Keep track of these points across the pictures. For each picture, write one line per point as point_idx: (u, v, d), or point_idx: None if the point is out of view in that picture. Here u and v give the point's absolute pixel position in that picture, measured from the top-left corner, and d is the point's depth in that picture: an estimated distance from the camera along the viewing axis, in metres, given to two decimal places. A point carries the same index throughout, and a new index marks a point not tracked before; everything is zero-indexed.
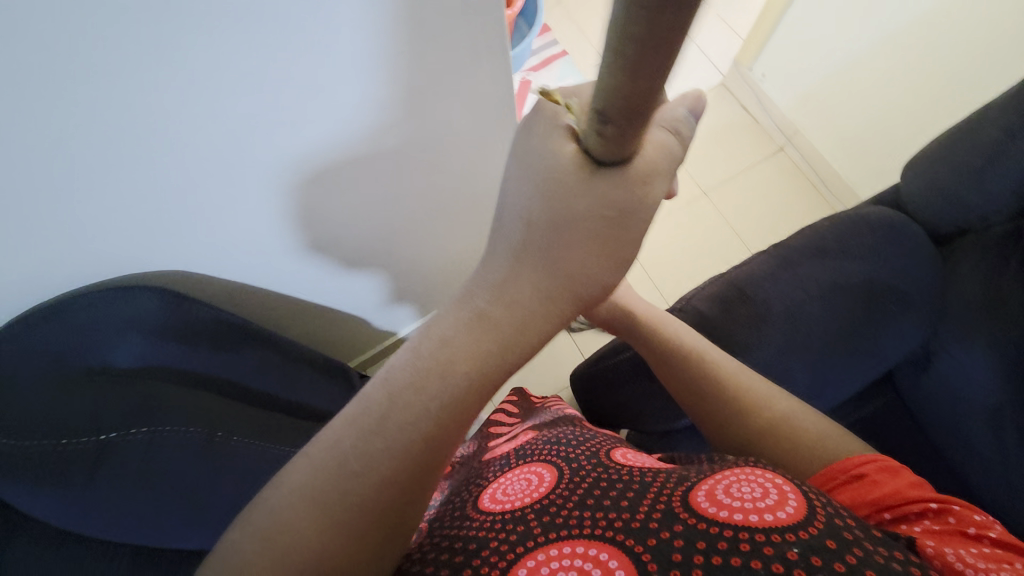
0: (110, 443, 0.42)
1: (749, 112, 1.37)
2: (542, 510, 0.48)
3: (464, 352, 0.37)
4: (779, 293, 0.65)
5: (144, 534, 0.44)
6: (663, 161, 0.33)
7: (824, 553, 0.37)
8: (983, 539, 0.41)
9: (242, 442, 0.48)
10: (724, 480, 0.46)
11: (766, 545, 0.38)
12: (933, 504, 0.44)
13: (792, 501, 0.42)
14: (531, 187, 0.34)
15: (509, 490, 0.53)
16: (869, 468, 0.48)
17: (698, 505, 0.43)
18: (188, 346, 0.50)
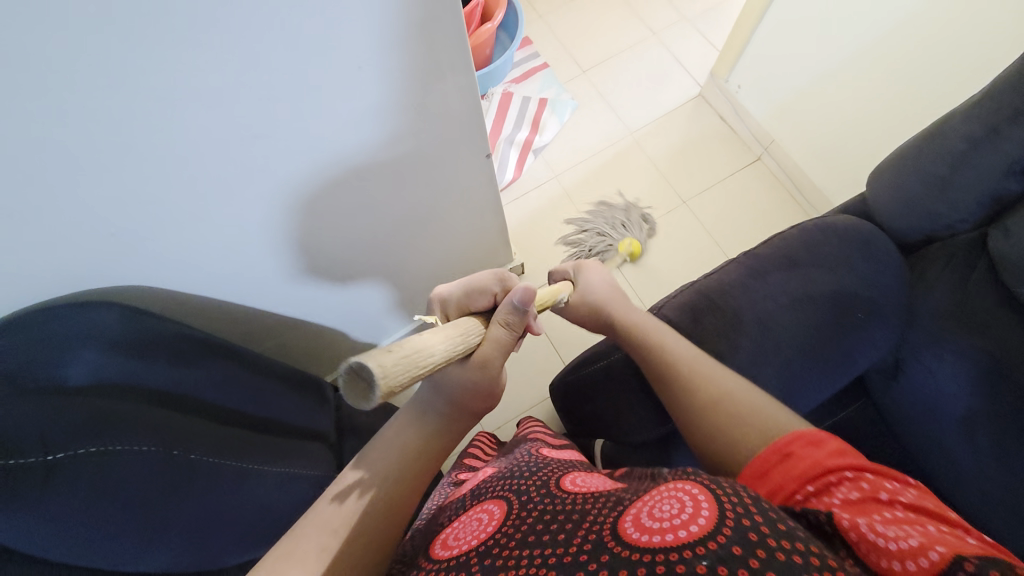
0: (58, 463, 0.40)
1: (727, 121, 1.39)
2: (485, 550, 0.49)
3: (413, 426, 0.53)
4: (748, 301, 0.66)
5: (98, 559, 0.43)
6: (494, 350, 0.49)
7: (732, 561, 0.38)
8: (896, 504, 0.44)
9: (202, 457, 0.49)
10: (648, 504, 0.48)
11: (679, 563, 0.39)
12: (850, 473, 0.47)
13: (705, 514, 0.43)
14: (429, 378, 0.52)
15: (460, 534, 0.54)
16: (795, 443, 0.51)
17: (624, 532, 0.44)
18: (145, 361, 0.50)
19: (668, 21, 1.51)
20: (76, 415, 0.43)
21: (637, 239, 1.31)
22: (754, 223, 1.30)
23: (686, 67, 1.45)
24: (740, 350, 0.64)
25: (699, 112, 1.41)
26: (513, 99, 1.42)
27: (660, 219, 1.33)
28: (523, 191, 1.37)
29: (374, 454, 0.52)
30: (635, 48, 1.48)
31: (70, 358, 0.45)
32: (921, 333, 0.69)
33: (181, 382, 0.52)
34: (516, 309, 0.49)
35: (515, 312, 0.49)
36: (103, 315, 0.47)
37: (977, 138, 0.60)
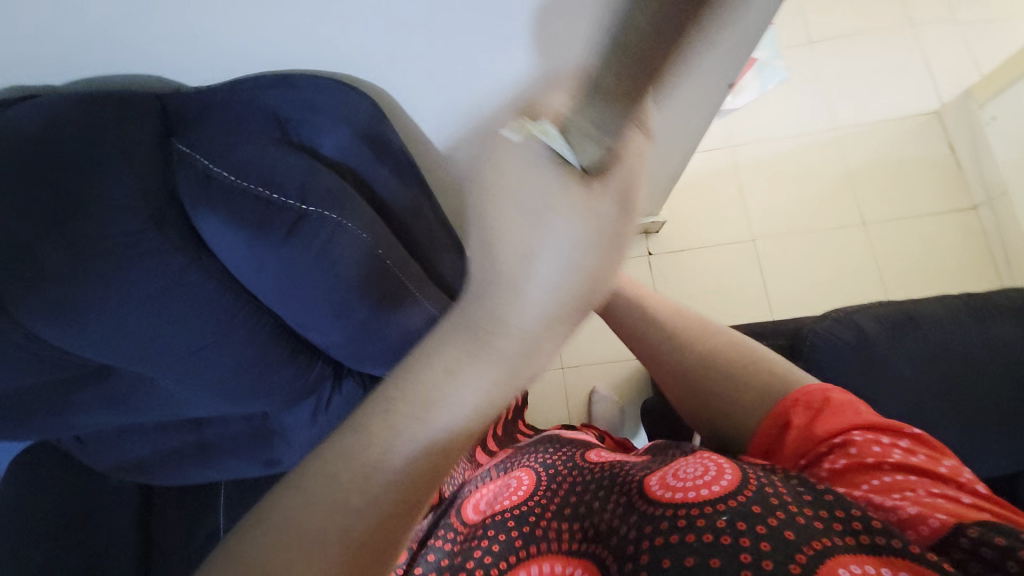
0: (307, 216, 0.44)
1: (955, 153, 1.18)
2: (521, 516, 0.51)
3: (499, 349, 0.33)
4: (961, 340, 0.58)
5: (299, 310, 0.48)
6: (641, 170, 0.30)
7: (751, 519, 0.40)
8: (884, 466, 0.43)
9: (393, 268, 0.50)
10: (676, 465, 0.48)
11: (699, 518, 0.41)
12: (840, 438, 0.46)
13: (728, 475, 0.44)
14: (528, 225, 0.31)
15: (490, 500, 0.56)
16: (793, 409, 0.49)
17: (652, 492, 0.46)
18: (377, 159, 0.51)
19: (935, 15, 1.27)
20: (326, 182, 0.45)
21: (791, 242, 1.21)
22: (932, 275, 1.14)
23: (932, 77, 1.23)
24: (925, 388, 0.57)
25: (925, 132, 1.21)
26: None
27: (826, 233, 1.20)
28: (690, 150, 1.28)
29: (415, 376, 0.34)
30: (880, 34, 1.27)
31: (326, 129, 0.48)
32: None
33: (393, 195, 0.53)
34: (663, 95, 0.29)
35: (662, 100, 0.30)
36: (358, 101, 0.48)
37: None
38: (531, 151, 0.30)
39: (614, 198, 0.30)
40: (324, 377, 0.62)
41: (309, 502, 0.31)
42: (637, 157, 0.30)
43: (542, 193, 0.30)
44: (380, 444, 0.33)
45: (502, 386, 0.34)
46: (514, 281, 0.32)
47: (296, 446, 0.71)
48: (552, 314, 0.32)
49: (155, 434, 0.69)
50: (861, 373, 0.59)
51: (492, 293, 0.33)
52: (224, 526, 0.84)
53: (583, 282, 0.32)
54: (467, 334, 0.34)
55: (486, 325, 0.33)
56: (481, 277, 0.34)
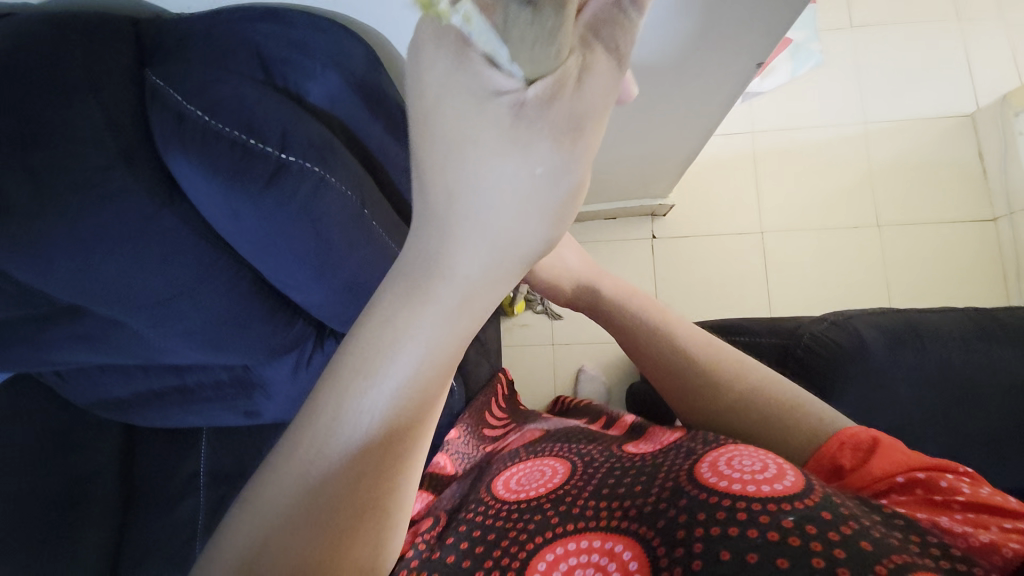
0: (287, 166, 0.41)
1: (983, 161, 1.13)
2: (557, 500, 0.54)
3: (437, 292, 0.31)
4: (960, 356, 0.57)
5: (277, 265, 0.46)
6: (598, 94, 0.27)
7: (820, 523, 0.39)
8: (952, 505, 0.42)
9: (378, 230, 0.47)
10: (726, 452, 0.48)
11: (762, 514, 0.41)
12: (902, 477, 0.45)
13: (790, 475, 0.43)
14: (455, 145, 0.28)
15: (522, 481, 0.59)
16: (841, 452, 0.47)
17: (702, 478, 0.47)
18: (369, 111, 0.47)
19: (986, 8, 1.18)
20: (309, 133, 0.42)
21: (799, 238, 1.17)
22: (939, 285, 1.11)
23: (973, 76, 1.16)
24: (915, 401, 0.56)
25: (956, 135, 1.15)
26: None
27: (837, 232, 1.16)
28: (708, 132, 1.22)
29: (353, 350, 0.33)
30: (923, 25, 1.19)
31: (315, 73, 0.44)
32: None
33: (384, 152, 0.50)
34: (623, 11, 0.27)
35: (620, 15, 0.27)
36: (351, 47, 0.45)
37: None
38: (447, 50, 0.26)
39: (564, 125, 0.27)
40: (305, 334, 0.61)
41: (312, 431, 0.32)
42: (599, 84, 0.27)
43: (474, 113, 0.27)
44: (344, 388, 0.33)
45: (450, 336, 0.32)
46: (456, 222, 0.30)
47: (275, 399, 0.70)
48: (501, 255, 0.31)
49: (135, 375, 0.69)
50: (855, 380, 0.57)
51: (425, 239, 0.31)
52: (205, 469, 0.86)
53: (533, 224, 0.30)
54: (403, 286, 0.32)
55: (431, 269, 0.31)
56: (425, 216, 0.31)
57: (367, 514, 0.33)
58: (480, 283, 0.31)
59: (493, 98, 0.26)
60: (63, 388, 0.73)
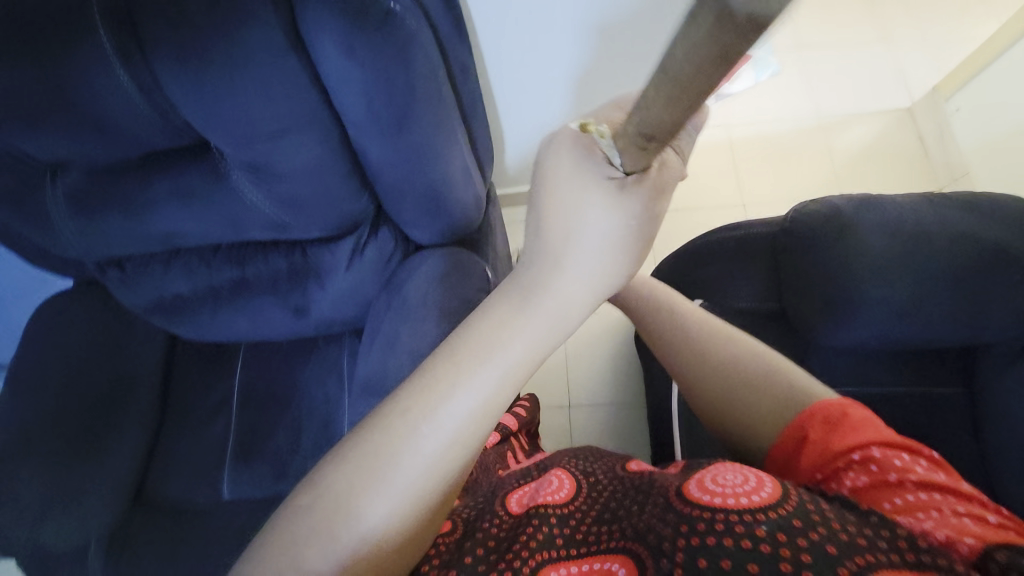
0: (392, 17, 0.52)
1: (922, 143, 1.33)
2: (563, 517, 0.52)
3: (539, 324, 0.42)
4: (920, 217, 0.68)
5: (368, 109, 0.57)
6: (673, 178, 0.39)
7: (790, 531, 0.41)
8: (908, 484, 0.46)
9: (443, 93, 0.61)
10: (714, 470, 0.49)
11: (738, 524, 0.42)
12: (859, 453, 0.48)
13: (768, 485, 0.45)
14: (574, 203, 0.38)
15: (533, 495, 0.56)
16: (811, 424, 0.51)
17: (690, 494, 0.47)
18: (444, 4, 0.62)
19: (907, 30, 1.45)
20: None
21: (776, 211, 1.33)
22: None
23: (905, 79, 1.40)
24: (884, 251, 0.67)
25: (898, 125, 1.36)
26: None
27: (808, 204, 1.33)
28: None
29: (456, 355, 0.43)
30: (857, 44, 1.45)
31: None
32: None
33: (450, 41, 0.64)
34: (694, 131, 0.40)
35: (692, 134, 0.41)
36: None
37: None
38: (585, 145, 0.38)
39: (648, 193, 0.37)
40: (366, 213, 0.72)
41: (431, 403, 0.42)
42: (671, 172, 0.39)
43: (554, 235, 0.40)
44: (461, 372, 0.42)
45: (542, 350, 0.43)
46: (565, 254, 0.40)
47: (329, 292, 0.78)
48: (592, 286, 0.41)
49: (199, 266, 0.76)
50: (832, 239, 0.69)
51: (534, 271, 0.41)
52: (238, 390, 0.89)
53: (618, 263, 0.40)
54: (516, 298, 0.42)
55: (533, 292, 0.42)
56: (530, 259, 0.42)
57: (457, 469, 0.43)
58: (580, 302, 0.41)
59: (607, 178, 0.37)
60: (121, 289, 0.79)
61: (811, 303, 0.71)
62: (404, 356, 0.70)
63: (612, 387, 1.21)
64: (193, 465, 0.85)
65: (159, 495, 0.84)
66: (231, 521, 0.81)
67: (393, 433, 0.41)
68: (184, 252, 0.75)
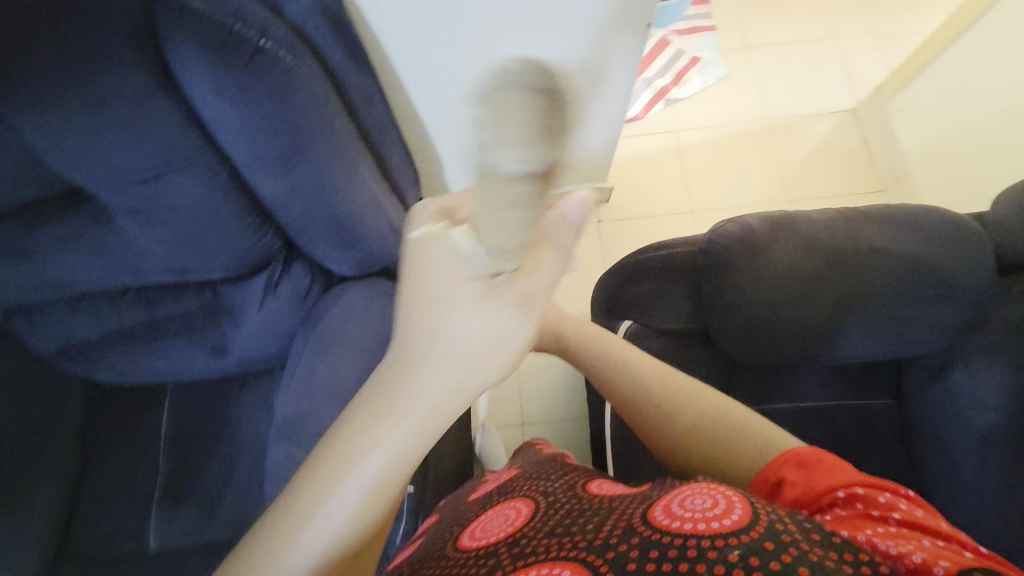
0: (260, 55, 0.50)
1: (868, 145, 1.34)
2: (514, 542, 0.54)
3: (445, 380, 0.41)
4: (832, 234, 0.67)
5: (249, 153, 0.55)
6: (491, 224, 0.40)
7: (763, 553, 0.42)
8: (888, 520, 0.47)
9: (336, 128, 0.59)
10: (682, 493, 0.51)
11: (711, 550, 0.43)
12: (841, 492, 0.51)
13: (739, 510, 0.47)
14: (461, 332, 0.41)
15: (488, 528, 0.59)
16: (787, 467, 0.55)
17: (655, 519, 0.49)
18: (333, 32, 0.59)
19: (851, 31, 1.45)
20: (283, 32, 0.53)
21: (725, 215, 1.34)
22: None
23: (848, 79, 1.40)
24: (797, 269, 0.66)
25: (841, 127, 1.37)
26: (667, 48, 1.45)
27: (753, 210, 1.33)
28: (637, 133, 1.41)
29: (360, 410, 0.42)
30: (802, 45, 1.45)
31: None
32: (983, 341, 0.67)
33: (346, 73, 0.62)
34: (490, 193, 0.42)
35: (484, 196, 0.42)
36: None
37: None
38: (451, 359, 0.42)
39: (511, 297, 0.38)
40: (274, 250, 0.69)
41: (340, 463, 0.40)
42: (533, 271, 0.37)
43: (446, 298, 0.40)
44: (366, 427, 0.41)
45: (445, 396, 0.41)
46: (447, 301, 0.40)
47: (246, 329, 0.76)
48: (491, 342, 0.40)
49: (108, 310, 0.73)
50: (748, 260, 0.68)
51: (422, 319, 0.41)
52: (166, 432, 0.86)
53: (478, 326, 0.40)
54: (413, 345, 0.41)
55: (432, 342, 0.41)
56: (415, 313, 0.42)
57: (379, 510, 0.42)
58: (477, 351, 0.40)
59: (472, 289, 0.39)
60: (29, 337, 0.76)
61: (732, 323, 0.70)
62: (323, 396, 0.69)
63: (566, 399, 1.21)
64: (118, 513, 0.82)
65: (84, 545, 0.81)
66: (159, 567, 0.79)
67: (305, 488, 0.41)
68: (86, 297, 0.72)
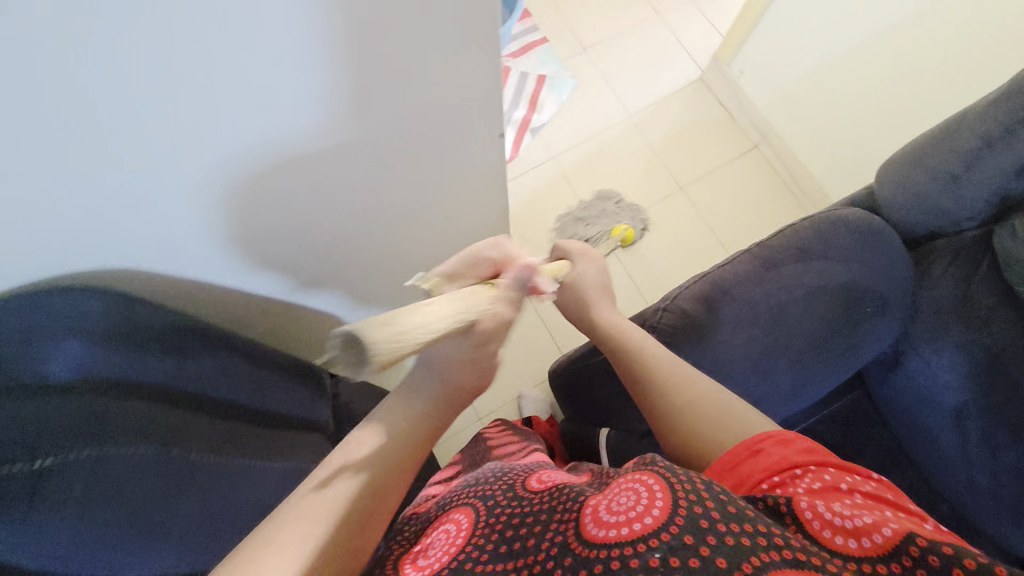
0: (46, 475, 0.36)
1: (726, 108, 1.37)
2: (457, 569, 0.45)
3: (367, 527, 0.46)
4: (764, 293, 0.65)
5: None
6: (490, 327, 0.43)
7: (686, 553, 0.38)
8: (854, 493, 0.44)
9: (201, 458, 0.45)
10: (608, 494, 0.45)
11: (633, 559, 0.38)
12: (813, 465, 0.46)
13: (660, 500, 0.41)
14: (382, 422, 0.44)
15: (430, 551, 0.49)
16: (766, 442, 0.48)
17: (586, 530, 0.42)
18: (137, 353, 0.46)
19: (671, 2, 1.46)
20: (76, 415, 0.40)
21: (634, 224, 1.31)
22: (749, 209, 1.30)
23: (686, 50, 1.42)
24: (748, 343, 0.64)
25: (697, 98, 1.39)
26: (511, 75, 1.37)
27: (654, 207, 1.32)
28: (517, 174, 1.34)
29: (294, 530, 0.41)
30: (631, 28, 1.43)
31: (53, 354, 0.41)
32: (922, 326, 0.70)
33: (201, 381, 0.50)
34: (516, 282, 0.47)
35: (513, 283, 0.46)
36: (88, 304, 0.43)
37: (993, 138, 0.61)
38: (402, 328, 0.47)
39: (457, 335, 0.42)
40: None
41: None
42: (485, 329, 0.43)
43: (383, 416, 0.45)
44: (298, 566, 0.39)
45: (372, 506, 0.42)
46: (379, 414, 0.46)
47: None
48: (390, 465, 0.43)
49: None
50: (698, 350, 0.64)
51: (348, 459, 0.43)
52: None
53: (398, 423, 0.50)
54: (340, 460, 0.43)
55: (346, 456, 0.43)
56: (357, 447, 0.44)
57: None
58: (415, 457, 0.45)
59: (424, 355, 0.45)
60: None
61: None
62: None
63: None
64: None
65: None
66: None
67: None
68: None
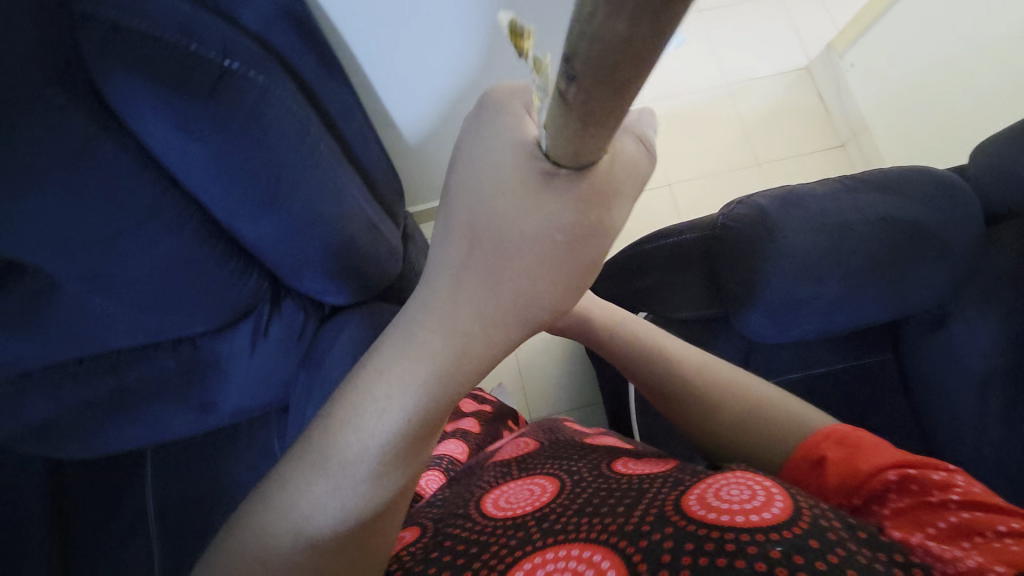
0: (230, 74, 0.45)
1: (823, 101, 1.37)
2: (541, 517, 0.50)
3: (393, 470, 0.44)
4: (837, 209, 0.68)
5: (230, 197, 0.49)
6: (627, 178, 0.34)
7: (807, 552, 0.37)
8: (950, 504, 0.43)
9: (327, 154, 0.54)
10: (715, 484, 0.46)
11: (750, 545, 0.38)
12: (893, 474, 0.46)
13: (778, 503, 0.42)
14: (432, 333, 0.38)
15: (512, 498, 0.54)
16: (826, 445, 0.51)
17: (689, 508, 0.43)
18: (299, 40, 0.54)
19: None
20: (248, 49, 0.48)
21: (703, 185, 1.34)
22: None
23: (800, 38, 1.42)
24: (809, 249, 0.67)
25: (797, 86, 1.40)
26: None
27: (725, 175, 1.34)
28: None
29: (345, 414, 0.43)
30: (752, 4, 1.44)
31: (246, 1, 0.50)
32: (973, 291, 0.72)
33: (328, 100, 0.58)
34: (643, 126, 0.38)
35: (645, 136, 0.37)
36: None
37: None
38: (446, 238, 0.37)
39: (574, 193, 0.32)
40: (261, 293, 0.61)
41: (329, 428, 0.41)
42: (628, 168, 0.34)
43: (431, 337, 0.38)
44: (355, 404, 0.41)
45: (440, 356, 0.38)
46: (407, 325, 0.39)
47: (236, 381, 0.68)
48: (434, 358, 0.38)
49: (67, 383, 0.63)
50: (761, 242, 0.68)
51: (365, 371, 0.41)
52: (153, 502, 0.78)
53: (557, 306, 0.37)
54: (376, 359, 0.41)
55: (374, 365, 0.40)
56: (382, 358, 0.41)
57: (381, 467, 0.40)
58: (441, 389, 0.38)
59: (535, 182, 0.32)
60: None
61: (749, 306, 0.70)
62: None
63: (568, 392, 1.19)
64: None
65: None
66: None
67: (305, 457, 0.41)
68: (34, 373, 0.62)
